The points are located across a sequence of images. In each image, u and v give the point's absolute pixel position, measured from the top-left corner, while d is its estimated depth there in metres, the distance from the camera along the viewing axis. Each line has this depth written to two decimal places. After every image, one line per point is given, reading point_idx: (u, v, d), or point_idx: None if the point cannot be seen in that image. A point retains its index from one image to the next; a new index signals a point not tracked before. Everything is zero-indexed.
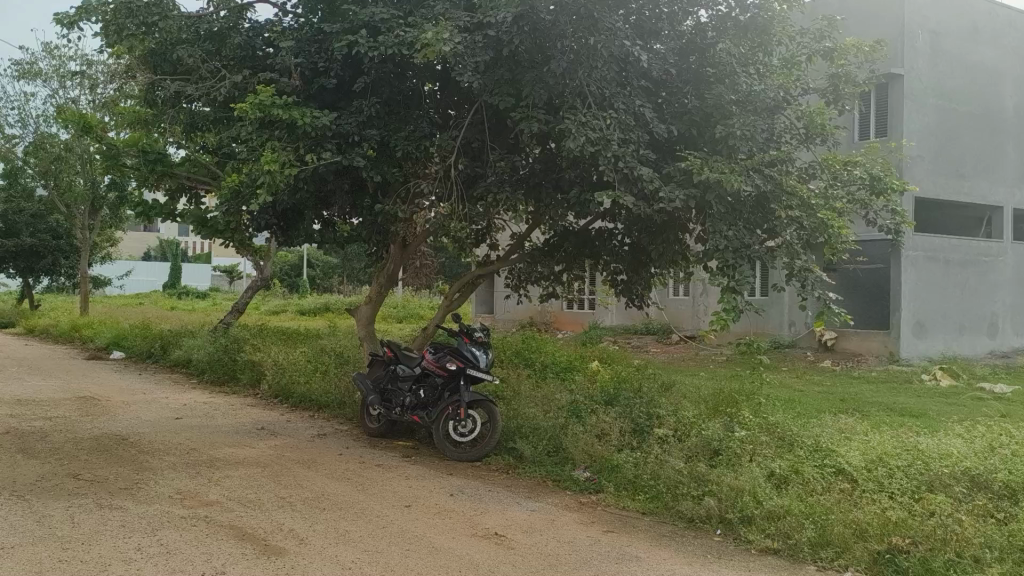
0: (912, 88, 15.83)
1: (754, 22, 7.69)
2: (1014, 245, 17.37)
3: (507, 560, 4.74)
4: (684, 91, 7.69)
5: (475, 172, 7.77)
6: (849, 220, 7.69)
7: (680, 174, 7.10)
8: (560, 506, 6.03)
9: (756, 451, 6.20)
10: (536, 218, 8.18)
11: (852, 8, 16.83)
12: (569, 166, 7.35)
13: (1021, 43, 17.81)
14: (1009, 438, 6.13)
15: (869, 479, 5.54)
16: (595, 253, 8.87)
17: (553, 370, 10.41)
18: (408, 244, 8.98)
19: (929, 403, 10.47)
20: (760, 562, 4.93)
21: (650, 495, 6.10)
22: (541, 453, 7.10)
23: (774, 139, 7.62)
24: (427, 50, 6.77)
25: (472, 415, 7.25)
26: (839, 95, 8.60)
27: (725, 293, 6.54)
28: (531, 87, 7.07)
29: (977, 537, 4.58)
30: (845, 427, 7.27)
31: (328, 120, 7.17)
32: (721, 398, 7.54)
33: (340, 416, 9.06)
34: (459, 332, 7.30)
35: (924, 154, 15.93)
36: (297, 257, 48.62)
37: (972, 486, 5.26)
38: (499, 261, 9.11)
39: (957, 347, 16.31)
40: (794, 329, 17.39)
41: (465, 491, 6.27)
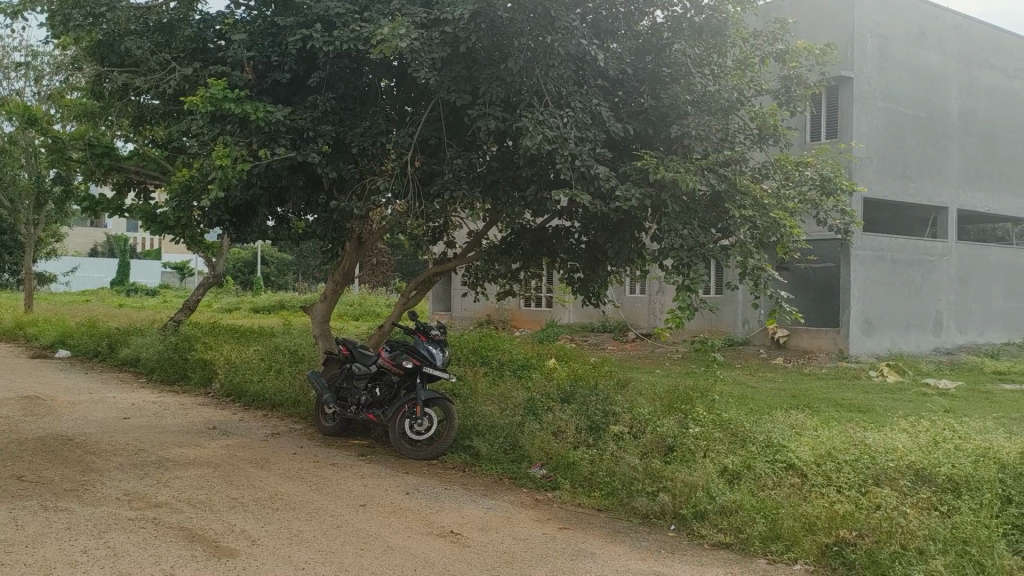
0: (860, 91, 16.15)
1: (709, 23, 7.76)
2: (958, 245, 17.85)
3: (463, 558, 4.74)
4: (640, 92, 7.79)
5: (432, 169, 7.74)
6: (801, 220, 7.81)
7: (637, 173, 7.16)
8: (517, 504, 6.04)
9: (709, 447, 6.28)
10: (493, 217, 8.15)
11: (803, 11, 17.08)
12: (526, 164, 7.36)
13: (965, 47, 18.29)
14: (953, 432, 6.27)
15: (818, 474, 5.64)
16: (552, 251, 8.90)
17: (511, 368, 10.41)
18: (364, 241, 8.89)
19: (877, 399, 10.70)
20: (712, 557, 5.01)
21: (606, 491, 6.15)
22: (498, 451, 7.11)
23: (729, 139, 7.70)
24: (383, 45, 6.71)
25: (428, 413, 7.22)
26: (792, 98, 8.71)
27: (679, 291, 6.59)
28: (488, 85, 7.09)
29: (920, 529, 4.68)
30: (796, 423, 7.38)
31: (282, 115, 7.11)
32: (676, 395, 7.60)
33: (294, 415, 8.95)
34: (415, 330, 7.25)
35: (873, 156, 16.27)
36: (250, 254, 47.91)
37: (917, 480, 5.36)
38: (457, 259, 9.06)
39: (904, 344, 16.71)
40: (748, 327, 17.61)
41: (421, 490, 6.24)
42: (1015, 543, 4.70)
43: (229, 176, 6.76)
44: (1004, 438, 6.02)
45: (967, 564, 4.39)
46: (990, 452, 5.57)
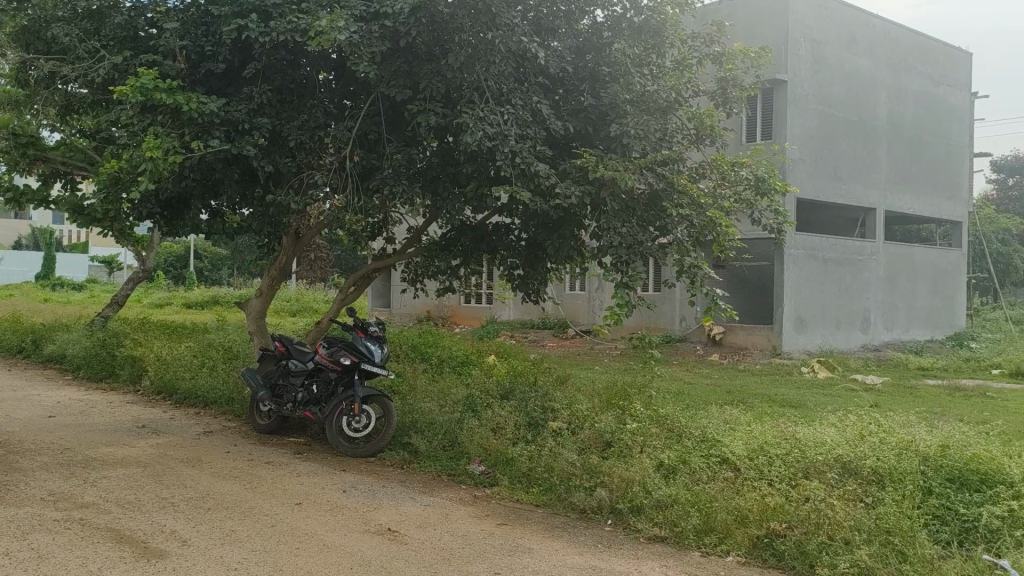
0: (794, 93, 16.51)
1: (648, 24, 7.88)
2: (886, 245, 18.42)
3: (400, 555, 4.72)
4: (580, 90, 7.88)
5: (370, 165, 7.65)
6: (736, 219, 7.96)
7: (576, 171, 7.22)
8: (454, 501, 6.04)
9: (646, 442, 6.37)
10: (432, 213, 8.09)
11: (740, 13, 17.33)
12: (466, 160, 7.34)
13: (893, 54, 18.86)
14: (878, 426, 6.46)
15: (750, 467, 5.76)
16: (492, 248, 8.91)
17: (450, 365, 10.39)
18: (302, 235, 8.77)
19: (807, 395, 10.98)
20: (647, 550, 5.09)
21: (544, 487, 6.21)
22: (436, 447, 7.10)
23: (667, 139, 7.82)
24: (321, 38, 6.63)
25: (367, 410, 7.16)
26: (728, 100, 8.85)
27: (618, 289, 6.71)
28: (428, 80, 7.07)
29: (847, 520, 4.82)
30: (730, 418, 7.50)
31: (216, 106, 6.95)
32: (613, 391, 7.68)
33: (228, 413, 8.78)
34: (353, 326, 7.19)
35: (806, 157, 16.66)
36: (183, 248, 46.85)
37: (843, 473, 5.51)
38: (396, 255, 9.00)
39: (834, 341, 17.16)
40: (685, 324, 17.86)
41: (358, 488, 6.19)
42: (935, 533, 4.86)
43: (160, 167, 6.60)
44: (925, 431, 6.23)
45: (891, 554, 4.53)
46: (913, 443, 5.74)
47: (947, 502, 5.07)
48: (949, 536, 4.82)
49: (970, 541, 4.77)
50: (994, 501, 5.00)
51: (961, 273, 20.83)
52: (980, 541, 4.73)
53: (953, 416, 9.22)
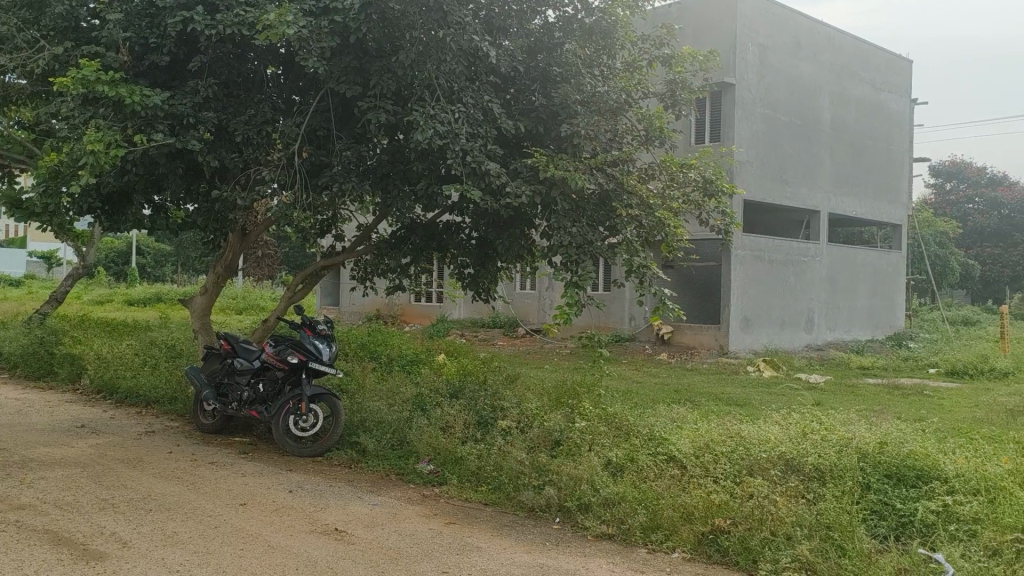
0: (741, 96, 16.75)
1: (598, 25, 7.99)
2: (829, 247, 18.84)
3: (346, 555, 4.69)
4: (531, 89, 7.92)
5: (319, 161, 7.57)
6: (684, 219, 8.08)
7: (526, 171, 7.26)
8: (402, 500, 6.01)
9: (595, 441, 6.42)
10: (382, 211, 8.03)
11: (689, 17, 17.52)
12: (417, 158, 7.32)
13: (837, 60, 19.29)
14: (820, 424, 6.59)
15: (696, 465, 5.84)
16: (443, 246, 8.87)
17: (399, 363, 10.33)
18: (249, 231, 8.63)
19: (752, 393, 11.17)
20: (594, 547, 5.13)
21: (493, 486, 6.22)
22: (385, 446, 7.05)
23: (616, 140, 7.92)
24: (270, 32, 6.54)
25: (314, 409, 7.09)
26: (677, 101, 8.93)
27: (568, 288, 6.77)
28: (379, 76, 7.03)
29: (789, 516, 4.92)
30: (678, 416, 7.58)
31: (160, 99, 6.82)
32: (563, 389, 7.70)
33: (170, 412, 8.60)
34: (301, 325, 7.12)
35: (752, 160, 16.94)
36: (125, 244, 45.84)
37: (786, 469, 5.61)
38: (345, 252, 8.91)
39: (779, 341, 17.48)
40: (634, 323, 18.00)
41: (304, 488, 6.12)
42: (873, 528, 4.99)
43: (101, 161, 6.44)
44: (864, 428, 6.38)
45: (830, 548, 4.64)
46: (852, 439, 5.88)
47: (884, 497, 5.21)
48: (886, 530, 4.95)
49: (906, 535, 4.91)
50: (928, 497, 5.15)
51: (900, 275, 21.40)
52: (916, 536, 4.87)
53: (891, 414, 9.47)
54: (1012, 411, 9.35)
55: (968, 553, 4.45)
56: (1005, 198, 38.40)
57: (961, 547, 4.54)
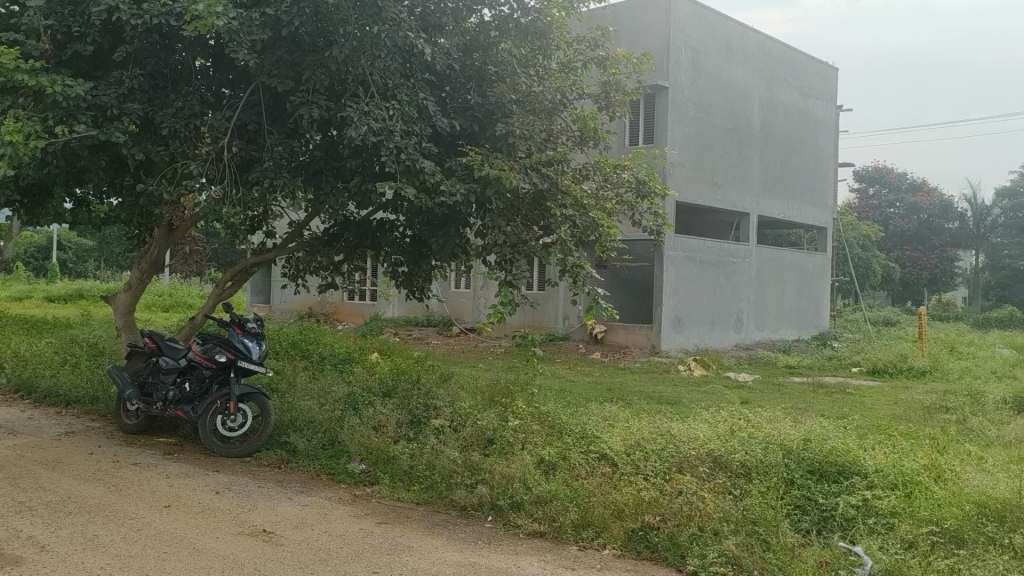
0: (674, 100, 16.99)
1: (534, 25, 8.05)
2: (758, 249, 19.28)
3: (274, 556, 4.62)
4: (467, 88, 7.88)
5: (250, 156, 7.42)
6: (617, 219, 8.19)
7: (461, 169, 7.24)
8: (334, 500, 5.94)
9: (527, 439, 6.47)
10: (315, 209, 7.91)
11: (624, 20, 17.69)
12: (350, 155, 7.24)
13: (767, 66, 19.76)
14: (747, 421, 6.74)
15: (627, 463, 5.92)
16: (376, 244, 8.78)
17: (331, 362, 10.19)
18: (175, 226, 8.42)
19: (681, 392, 11.33)
20: (526, 545, 5.16)
21: (424, 485, 6.19)
22: (315, 446, 6.95)
23: (550, 139, 7.99)
24: (198, 23, 6.39)
25: (243, 409, 6.97)
26: (610, 103, 9.02)
27: (502, 287, 6.79)
28: (312, 70, 6.91)
29: (715, 511, 5.01)
30: (610, 415, 7.66)
31: (82, 90, 6.59)
32: (495, 389, 7.70)
33: (91, 412, 8.32)
34: (230, 323, 6.98)
35: (684, 162, 17.21)
36: (44, 238, 44.19)
37: (715, 466, 5.71)
38: (276, 249, 8.75)
39: (709, 340, 17.80)
40: (568, 322, 18.10)
41: (232, 489, 6.00)
42: (797, 523, 5.12)
43: (19, 153, 6.20)
44: (788, 426, 6.54)
45: (755, 543, 4.74)
46: (778, 435, 6.01)
47: (807, 493, 5.35)
48: (809, 524, 5.08)
49: (829, 529, 5.05)
50: (849, 491, 5.32)
51: (825, 276, 22.03)
52: (838, 529, 5.01)
53: (815, 411, 9.73)
54: (927, 408, 9.69)
55: (886, 545, 4.59)
56: (923, 203, 39.79)
57: (880, 540, 4.68)
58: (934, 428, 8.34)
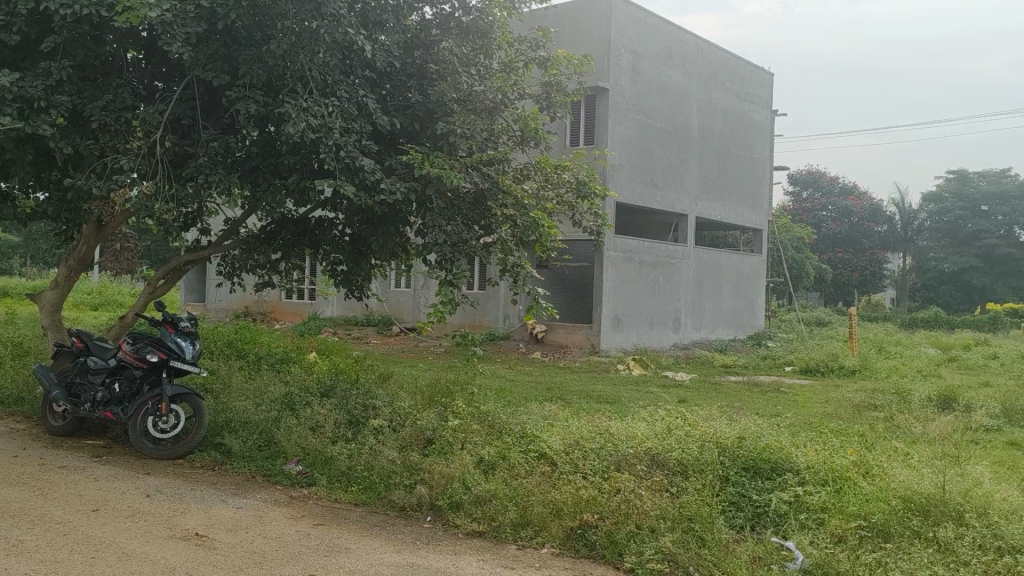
0: (615, 102, 17.14)
1: (476, 24, 8.05)
2: (696, 250, 19.59)
3: (206, 560, 4.52)
4: (407, 86, 7.81)
5: (183, 151, 7.24)
6: (557, 219, 8.22)
7: (402, 168, 7.19)
8: (269, 502, 5.84)
9: (467, 439, 6.46)
10: (252, 206, 7.78)
11: (566, 21, 17.76)
12: (288, 151, 7.14)
13: (704, 70, 20.07)
14: (684, 420, 6.82)
15: (566, 461, 5.95)
16: (315, 242, 8.65)
17: (269, 362, 10.00)
18: (105, 222, 8.17)
19: (621, 391, 11.44)
20: (465, 545, 5.15)
21: (363, 486, 6.13)
22: (251, 447, 6.83)
23: (491, 140, 8.01)
24: (130, 13, 6.22)
25: (175, 410, 6.81)
26: (551, 104, 9.05)
27: (442, 287, 6.77)
28: (248, 65, 6.78)
29: (653, 509, 5.07)
30: (549, 414, 7.69)
31: (7, 80, 6.35)
32: (435, 389, 7.66)
33: (15, 413, 8.04)
34: (162, 322, 6.82)
35: (623, 163, 17.37)
36: None
37: (652, 464, 5.77)
38: (210, 246, 8.56)
39: (647, 340, 18.02)
40: (508, 322, 18.11)
41: (164, 492, 5.85)
42: (731, 519, 5.22)
43: None
44: (724, 423, 6.65)
45: (691, 539, 4.81)
46: (714, 432, 6.09)
47: (742, 489, 5.46)
48: (743, 521, 5.19)
49: (761, 525, 5.16)
50: (782, 488, 5.44)
51: (760, 277, 22.50)
52: (770, 525, 5.13)
53: (749, 410, 9.92)
54: (857, 406, 9.96)
55: (816, 540, 4.71)
56: (854, 207, 40.78)
57: (810, 535, 4.80)
58: (863, 426, 8.58)
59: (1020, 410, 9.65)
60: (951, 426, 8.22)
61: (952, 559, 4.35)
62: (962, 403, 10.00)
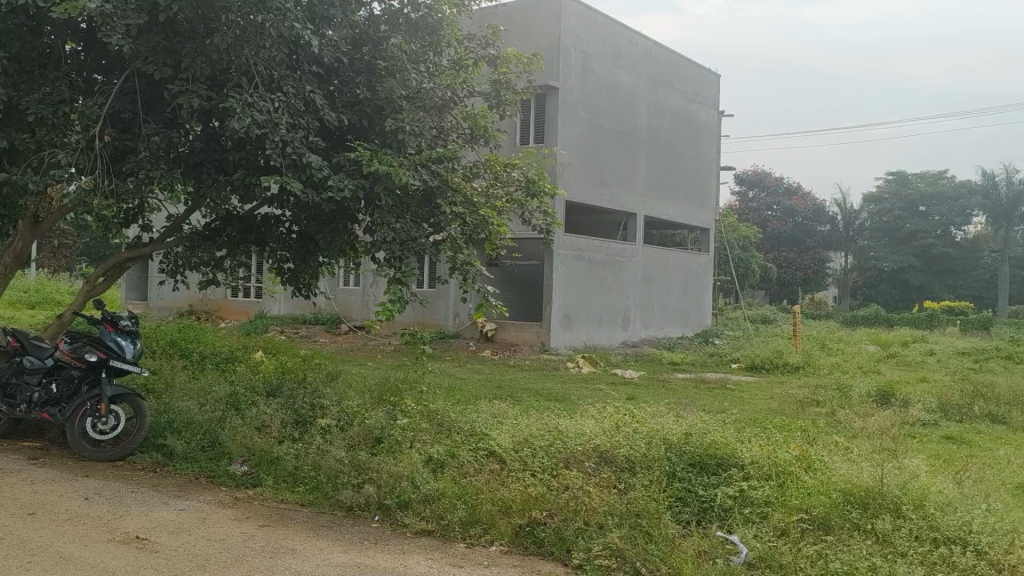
0: (564, 100, 17.21)
1: (425, 21, 8.00)
2: (644, 248, 19.78)
3: (147, 564, 4.42)
4: (355, 82, 7.74)
5: (124, 146, 7.06)
6: (506, 217, 8.23)
7: (349, 164, 7.12)
8: (213, 504, 5.74)
9: (416, 438, 6.43)
10: (196, 202, 7.64)
11: (516, 19, 17.80)
12: (233, 147, 7.03)
13: (653, 70, 20.27)
14: (632, 416, 6.88)
15: (515, 459, 5.96)
16: (261, 240, 8.53)
17: (214, 360, 9.85)
18: (42, 218, 7.94)
19: (569, 388, 11.53)
20: (413, 544, 5.13)
21: (310, 486, 6.08)
22: (194, 448, 6.71)
23: (441, 137, 8.10)
24: (68, 5, 6.04)
25: (115, 411, 6.66)
26: (501, 101, 9.07)
27: (391, 285, 6.72)
28: (191, 58, 6.64)
29: (601, 505, 5.10)
30: (499, 412, 7.69)
31: None
32: (384, 387, 7.59)
33: None
34: (101, 321, 6.65)
35: (573, 162, 17.44)
36: None
37: (600, 461, 5.80)
38: (152, 244, 8.37)
39: (596, 338, 18.14)
40: (458, 320, 18.04)
41: (103, 494, 5.71)
42: (678, 514, 5.29)
43: None
44: (671, 420, 6.71)
45: (639, 535, 4.84)
46: (661, 429, 6.14)
47: (688, 485, 5.52)
48: (689, 516, 5.25)
49: (707, 519, 5.24)
50: (726, 483, 5.52)
51: (707, 276, 22.81)
52: (715, 520, 5.20)
53: (696, 406, 10.07)
54: (800, 402, 10.16)
55: (760, 533, 4.79)
56: (798, 207, 41.36)
57: (754, 528, 4.88)
58: (806, 421, 8.76)
59: (954, 405, 9.97)
60: (888, 421, 8.44)
61: (891, 550, 4.46)
62: (899, 398, 10.29)
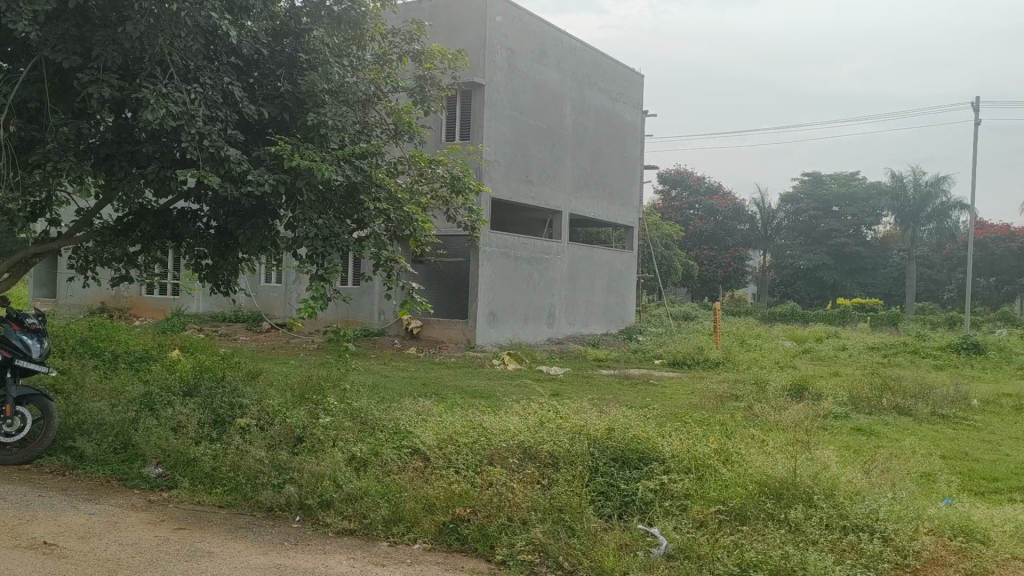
0: (490, 97, 17.22)
1: (347, 14, 7.85)
2: (570, 246, 19.95)
3: (54, 570, 4.26)
4: (276, 74, 7.61)
5: (31, 136, 6.78)
6: (430, 213, 8.17)
7: (270, 158, 7.00)
8: (126, 507, 5.56)
9: (339, 436, 6.34)
10: (107, 195, 7.37)
11: (441, 15, 17.71)
12: (147, 139, 6.82)
13: (578, 69, 20.45)
14: (556, 413, 6.90)
15: (439, 456, 5.93)
16: (177, 235, 8.30)
17: (127, 359, 9.54)
18: None
19: (495, 386, 11.52)
20: (336, 543, 5.06)
21: (228, 486, 5.95)
22: (106, 450, 6.50)
23: (365, 131, 7.99)
24: None
25: (21, 412, 6.38)
26: (425, 97, 8.95)
27: (313, 282, 6.60)
28: (101, 47, 6.41)
29: (524, 501, 5.12)
30: (422, 409, 7.64)
31: None
32: (305, 385, 7.47)
33: None
34: (5, 318, 6.37)
35: (499, 159, 17.47)
36: None
37: (524, 457, 5.83)
38: (60, 239, 8.04)
39: (522, 335, 18.21)
40: (383, 318, 17.86)
41: (9, 498, 5.48)
42: (600, 508, 5.36)
43: None
44: (595, 415, 6.76)
45: (561, 529, 4.87)
46: (585, 424, 6.18)
47: (610, 479, 5.58)
48: (611, 510, 5.33)
49: (628, 513, 5.31)
50: (648, 476, 5.60)
51: (632, 273, 23.14)
52: (636, 513, 5.28)
53: (618, 402, 10.20)
54: (719, 397, 10.36)
55: (679, 525, 4.88)
56: (719, 206, 42.35)
57: (673, 520, 4.97)
58: (724, 415, 8.97)
59: (865, 399, 10.32)
60: (803, 413, 8.69)
61: (802, 538, 4.60)
62: (812, 393, 10.61)
